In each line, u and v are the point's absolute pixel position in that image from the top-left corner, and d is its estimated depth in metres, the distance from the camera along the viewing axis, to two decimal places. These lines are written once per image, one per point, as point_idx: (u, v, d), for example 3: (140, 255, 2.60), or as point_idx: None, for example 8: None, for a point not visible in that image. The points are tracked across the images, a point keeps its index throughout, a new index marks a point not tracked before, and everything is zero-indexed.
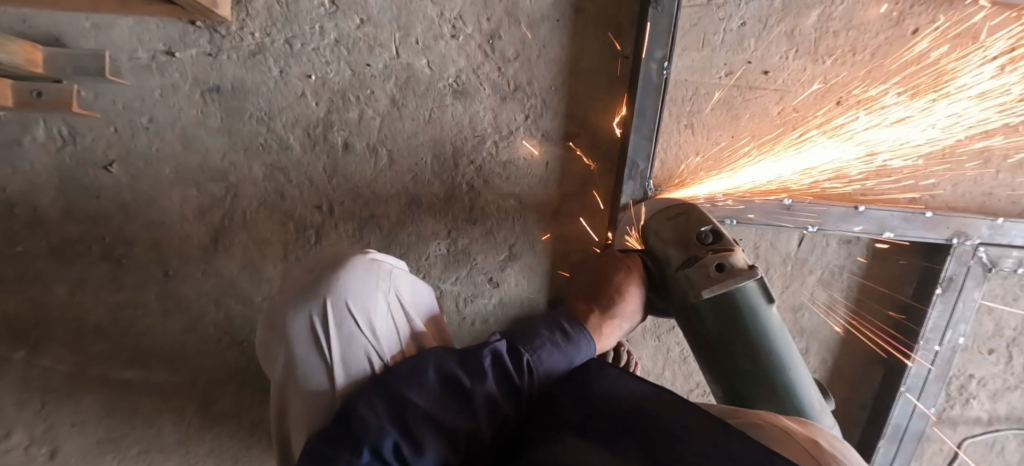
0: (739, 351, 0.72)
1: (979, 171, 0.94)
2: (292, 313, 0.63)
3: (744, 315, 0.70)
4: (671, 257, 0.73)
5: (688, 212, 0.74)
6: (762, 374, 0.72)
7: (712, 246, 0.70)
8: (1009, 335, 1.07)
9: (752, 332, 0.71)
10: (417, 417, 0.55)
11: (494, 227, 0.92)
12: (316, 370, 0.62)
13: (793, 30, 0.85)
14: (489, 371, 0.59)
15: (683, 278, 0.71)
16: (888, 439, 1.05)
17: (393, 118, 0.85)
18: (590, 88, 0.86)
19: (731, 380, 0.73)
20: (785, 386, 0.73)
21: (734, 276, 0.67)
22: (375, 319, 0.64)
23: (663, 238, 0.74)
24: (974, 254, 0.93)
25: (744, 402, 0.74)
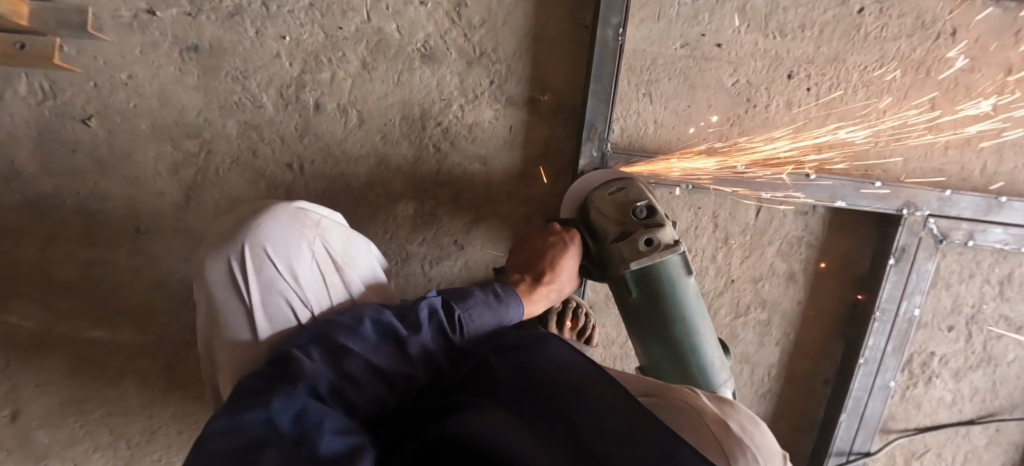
0: (659, 319, 0.77)
1: (930, 146, 0.98)
2: (212, 257, 0.61)
3: (665, 286, 0.75)
4: (609, 230, 0.77)
5: (626, 187, 0.77)
6: (674, 340, 0.78)
7: (644, 220, 0.75)
8: (968, 312, 1.09)
9: (671, 305, 0.76)
10: (356, 364, 0.53)
11: (461, 190, 0.96)
12: (238, 315, 0.61)
13: (744, 5, 0.89)
14: (422, 324, 0.59)
15: (616, 252, 0.74)
16: (849, 413, 1.09)
17: (365, 80, 0.89)
18: (552, 56, 0.90)
19: (646, 340, 0.80)
20: (696, 355, 0.79)
21: (661, 251, 0.72)
22: (297, 264, 0.62)
23: (601, 212, 0.77)
24: (925, 225, 0.97)
25: (656, 360, 0.81)
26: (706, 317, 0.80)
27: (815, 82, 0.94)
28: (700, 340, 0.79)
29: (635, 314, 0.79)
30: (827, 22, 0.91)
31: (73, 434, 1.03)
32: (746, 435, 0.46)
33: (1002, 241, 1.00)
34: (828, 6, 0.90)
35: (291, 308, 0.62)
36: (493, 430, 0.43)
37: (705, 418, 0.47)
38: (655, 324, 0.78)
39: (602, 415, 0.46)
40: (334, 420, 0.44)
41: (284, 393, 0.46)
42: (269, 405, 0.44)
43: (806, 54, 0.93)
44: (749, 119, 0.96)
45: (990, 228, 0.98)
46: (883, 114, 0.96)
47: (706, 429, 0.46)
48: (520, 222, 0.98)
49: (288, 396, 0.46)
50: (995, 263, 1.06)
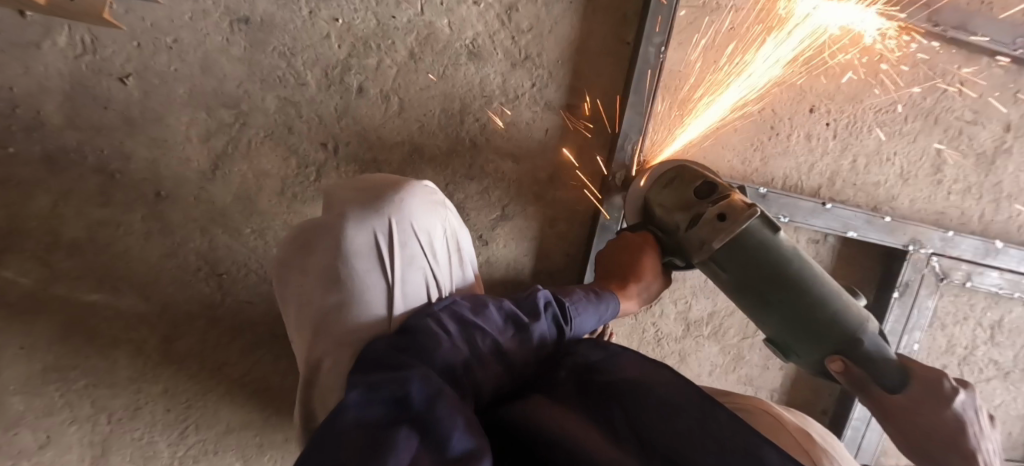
0: (767, 282, 0.74)
1: (932, 190, 1.05)
2: (355, 227, 0.59)
3: (757, 250, 0.73)
4: (680, 222, 0.80)
5: (678, 174, 0.83)
6: (792, 299, 0.73)
7: (709, 197, 0.78)
8: (960, 352, 1.13)
9: (773, 266, 0.73)
10: (488, 343, 0.54)
11: (490, 186, 0.97)
12: (380, 290, 0.59)
13: (774, 40, 0.96)
14: (540, 311, 0.62)
15: (693, 236, 0.76)
16: (848, 443, 1.09)
17: (410, 70, 0.91)
18: (593, 67, 0.94)
19: (765, 311, 0.76)
20: (823, 309, 0.73)
21: (738, 221, 0.71)
22: (433, 244, 0.65)
23: (667, 207, 0.82)
24: (927, 262, 1.02)
25: (788, 330, 0.76)
26: (815, 267, 0.75)
27: (835, 116, 1.00)
28: (820, 292, 0.73)
29: (738, 289, 0.76)
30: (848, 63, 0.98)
31: (51, 405, 0.96)
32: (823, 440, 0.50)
33: (997, 284, 1.05)
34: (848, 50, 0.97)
35: (426, 286, 0.64)
36: (569, 427, 0.45)
37: (787, 427, 0.51)
38: (766, 289, 0.74)
39: (671, 406, 0.45)
40: (463, 414, 0.42)
41: (422, 373, 0.45)
42: (406, 384, 0.43)
43: (828, 89, 0.99)
44: (770, 146, 1.00)
45: (987, 271, 1.04)
46: (893, 156, 1.03)
47: (789, 436, 0.49)
48: (545, 224, 1.00)
49: (425, 377, 0.45)
50: (989, 309, 1.11)
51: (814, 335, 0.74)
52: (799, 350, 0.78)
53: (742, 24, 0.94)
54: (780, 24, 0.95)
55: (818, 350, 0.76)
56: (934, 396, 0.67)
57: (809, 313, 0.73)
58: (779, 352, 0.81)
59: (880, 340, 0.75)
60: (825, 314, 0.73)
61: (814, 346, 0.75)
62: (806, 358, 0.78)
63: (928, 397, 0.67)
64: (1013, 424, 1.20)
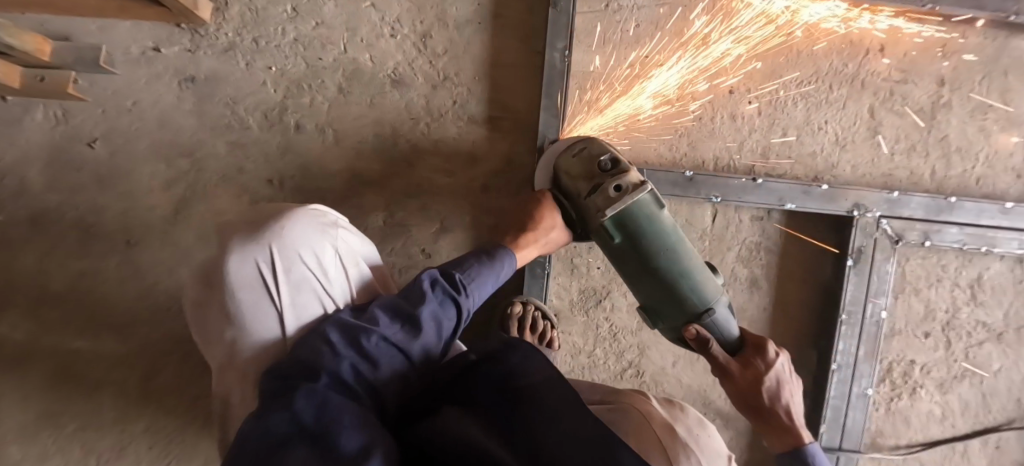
0: (647, 250, 0.75)
1: (875, 153, 1.04)
2: (237, 260, 0.58)
3: (642, 223, 0.74)
4: (582, 190, 0.79)
5: (588, 144, 0.81)
6: (664, 267, 0.76)
7: (612, 170, 0.77)
8: (941, 317, 1.09)
9: (652, 236, 0.75)
10: (374, 341, 0.54)
11: (428, 201, 1.02)
12: (287, 310, 0.59)
13: (681, 30, 1.00)
14: (427, 295, 0.62)
15: (591, 206, 0.76)
16: (830, 424, 1.05)
17: (340, 103, 0.99)
18: (510, 78, 1.00)
19: (638, 278, 0.78)
20: (685, 279, 0.76)
21: (631, 194, 0.73)
22: (329, 250, 0.64)
23: (572, 175, 0.80)
24: (878, 226, 1.00)
25: (653, 298, 0.79)
26: (687, 238, 0.77)
27: (757, 93, 1.02)
28: (687, 261, 0.76)
29: (622, 259, 0.79)
30: (760, 43, 1.01)
31: (45, 451, 1.04)
32: (691, 440, 0.45)
33: (959, 241, 1.02)
34: (758, 30, 1.01)
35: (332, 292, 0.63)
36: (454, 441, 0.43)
37: (652, 424, 0.46)
38: (644, 255, 0.76)
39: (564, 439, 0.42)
40: (347, 418, 0.44)
41: (307, 388, 0.46)
42: (293, 404, 0.44)
43: (744, 70, 1.02)
44: (697, 131, 1.02)
45: (945, 228, 1.01)
46: (825, 124, 1.03)
47: (653, 436, 0.44)
48: (485, 232, 1.03)
49: (309, 391, 0.45)
50: (962, 267, 1.08)
51: (675, 304, 0.78)
52: (664, 318, 0.81)
53: (646, 20, 1.00)
54: (684, 15, 1.00)
55: (678, 320, 0.79)
56: (759, 358, 0.75)
57: (674, 282, 0.76)
58: (646, 318, 0.84)
59: (729, 313, 0.79)
60: (687, 283, 0.76)
61: (674, 315, 0.79)
62: (669, 325, 0.81)
63: (755, 360, 0.75)
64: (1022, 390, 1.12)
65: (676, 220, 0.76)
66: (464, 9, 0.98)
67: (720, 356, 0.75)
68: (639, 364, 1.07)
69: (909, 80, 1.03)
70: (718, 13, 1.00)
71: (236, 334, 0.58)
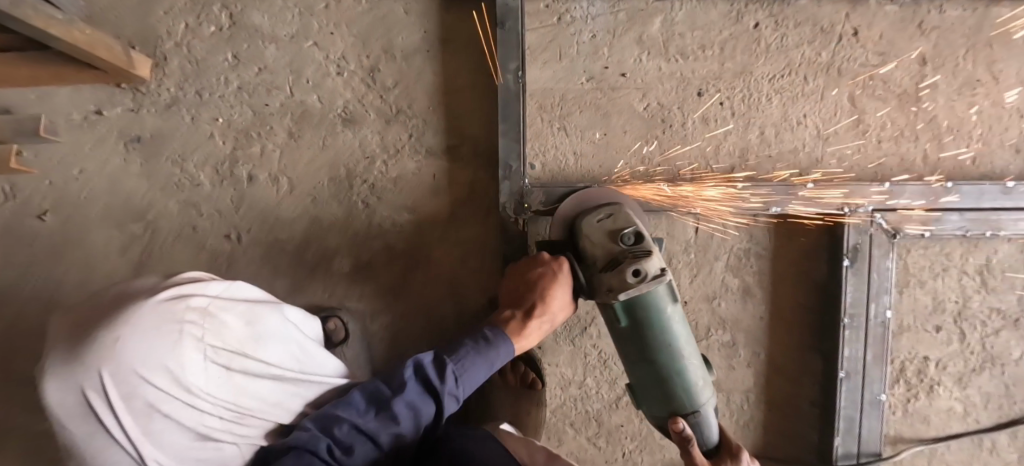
0: (653, 343, 0.72)
1: (860, 143, 0.98)
2: (113, 338, 0.49)
3: (653, 317, 0.71)
4: (596, 258, 0.74)
5: (614, 212, 0.75)
6: (665, 364, 0.73)
7: (633, 248, 0.72)
8: (952, 309, 1.02)
9: (659, 333, 0.71)
10: (345, 429, 0.63)
11: (393, 241, 0.97)
12: (202, 404, 0.57)
13: (640, 36, 0.95)
14: (399, 410, 0.65)
15: (602, 281, 0.72)
16: (845, 434, 0.98)
17: (292, 149, 0.95)
18: (466, 105, 0.95)
19: (636, 364, 0.75)
20: (681, 382, 0.74)
21: (649, 281, 0.69)
22: (263, 321, 0.66)
23: (591, 239, 0.75)
24: (872, 221, 0.94)
25: (646, 387, 0.76)
26: (691, 341, 0.75)
27: (728, 93, 0.97)
28: (687, 365, 0.74)
29: (623, 342, 0.75)
30: (726, 40, 0.96)
31: None
32: None
33: (960, 228, 0.95)
34: (722, 26, 0.95)
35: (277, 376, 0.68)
36: None
37: None
38: (649, 347, 0.72)
39: None
40: None
41: None
42: None
43: (712, 70, 0.96)
44: (668, 139, 0.97)
45: (945, 216, 0.95)
46: (804, 118, 0.97)
47: None
48: (456, 268, 0.97)
49: None
50: (968, 254, 1.01)
51: (665, 401, 0.75)
52: (650, 406, 0.78)
53: (603, 29, 0.95)
54: (642, 20, 0.95)
55: (664, 415, 0.77)
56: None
57: (671, 381, 0.73)
58: (633, 399, 0.81)
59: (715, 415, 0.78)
60: (682, 387, 0.74)
61: (661, 409, 0.76)
62: (653, 414, 0.79)
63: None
64: None
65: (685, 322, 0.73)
66: (410, 38, 0.94)
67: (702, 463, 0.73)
68: None
69: (889, 61, 0.97)
70: (679, 13, 0.95)
71: (110, 442, 0.51)
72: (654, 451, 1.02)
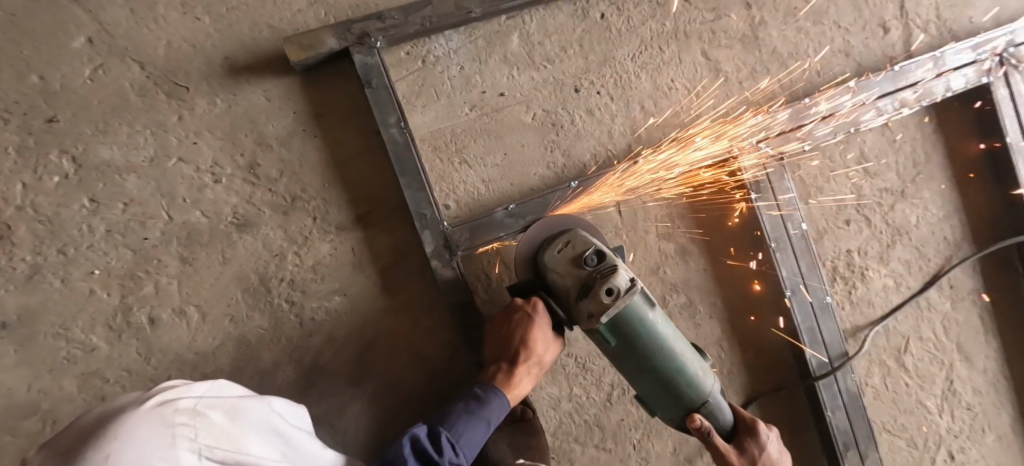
0: (648, 354, 0.71)
1: (726, 88, 1.08)
2: (98, 459, 0.39)
3: (640, 330, 0.70)
4: (569, 289, 0.72)
5: (571, 238, 0.74)
6: (665, 370, 0.72)
7: (598, 267, 0.70)
8: (851, 202, 1.14)
9: (651, 341, 0.71)
10: None
11: (333, 329, 0.91)
12: None
13: (504, 55, 0.98)
14: None
15: (581, 309, 0.70)
16: (812, 345, 1.03)
17: (190, 274, 0.87)
18: (361, 170, 0.92)
19: (639, 377, 0.74)
20: (685, 379, 0.73)
21: (625, 296, 0.67)
22: (250, 420, 0.52)
23: (558, 270, 0.73)
24: (760, 153, 1.02)
25: (653, 393, 0.76)
26: (682, 338, 0.75)
27: (601, 81, 1.02)
28: (686, 363, 0.73)
29: (618, 359, 0.74)
30: (581, 36, 1.01)
31: None
32: None
33: (829, 133, 1.07)
34: (574, 25, 1.01)
35: None
36: None
37: None
38: (645, 359, 0.71)
39: None
40: None
41: None
42: None
43: (579, 66, 1.01)
44: (564, 139, 1.00)
45: (813, 127, 1.06)
46: (673, 83, 1.05)
47: None
48: (407, 331, 0.93)
49: None
50: (845, 152, 1.13)
51: (676, 401, 0.75)
52: (662, 408, 0.78)
53: (468, 59, 0.97)
54: (501, 40, 0.98)
55: (678, 412, 0.77)
56: (752, 434, 0.81)
57: (675, 382, 0.73)
58: (643, 406, 0.80)
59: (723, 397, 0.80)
60: (687, 384, 0.74)
61: (674, 409, 0.76)
62: (666, 414, 0.78)
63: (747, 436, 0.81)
64: (940, 230, 1.20)
65: (671, 323, 0.73)
66: (281, 123, 0.90)
67: (722, 445, 0.78)
68: (620, 381, 1.01)
69: (721, 14, 1.08)
70: (531, 25, 0.99)
71: None
72: (660, 431, 1.03)
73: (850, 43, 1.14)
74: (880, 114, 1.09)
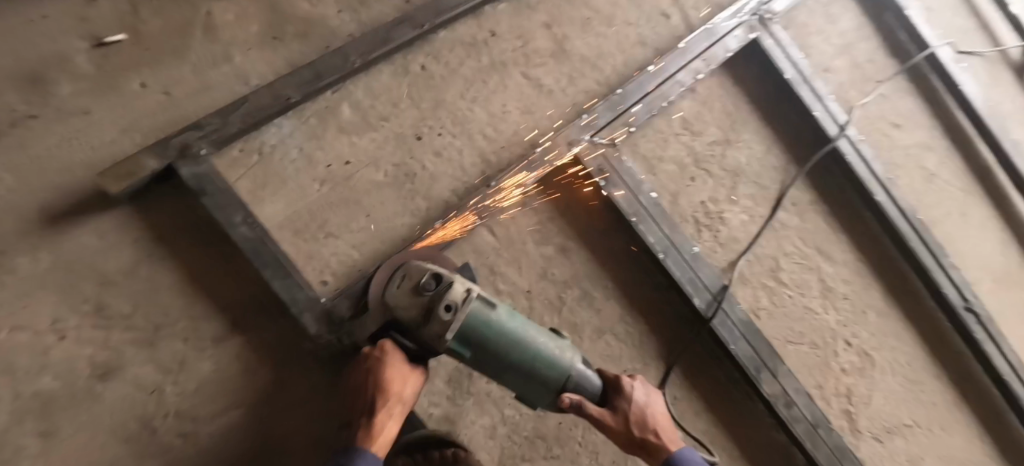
0: (501, 352, 0.75)
1: (551, 99, 1.20)
2: None
3: (485, 333, 0.74)
4: (415, 320, 0.75)
5: (406, 272, 0.77)
6: (524, 362, 0.76)
7: (437, 290, 0.74)
8: (688, 162, 1.29)
9: (499, 339, 0.75)
10: None
11: (239, 446, 0.85)
12: None
13: (340, 126, 1.03)
14: None
15: (429, 335, 0.73)
16: (699, 294, 1.12)
17: (55, 447, 0.78)
18: (224, 277, 0.90)
19: (504, 376, 0.77)
20: (545, 365, 0.77)
21: (462, 309, 0.72)
22: None
23: (399, 305, 0.75)
24: (595, 145, 1.14)
25: (522, 388, 0.79)
26: (534, 327, 0.79)
27: (439, 124, 1.10)
28: (543, 350, 0.77)
29: (478, 365, 0.77)
30: (408, 89, 1.09)
31: None
32: None
33: (647, 112, 1.21)
34: (398, 81, 1.09)
35: None
36: None
37: None
38: (500, 357, 0.75)
39: None
40: None
41: None
42: None
43: (414, 116, 1.08)
44: (421, 185, 1.05)
45: (632, 110, 1.20)
46: (503, 108, 1.16)
47: None
48: (320, 418, 0.90)
49: None
50: (668, 122, 1.29)
51: (545, 389, 0.79)
52: (538, 400, 0.81)
53: (304, 139, 1.00)
54: (332, 113, 1.03)
55: (552, 400, 0.80)
56: (626, 396, 0.86)
57: (538, 372, 0.77)
58: (524, 403, 0.83)
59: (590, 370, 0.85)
60: (549, 370, 0.77)
61: (546, 397, 0.79)
62: (544, 404, 0.81)
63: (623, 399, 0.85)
64: (766, 162, 1.39)
65: (517, 316, 0.78)
66: (123, 256, 0.86)
67: (596, 411, 0.81)
68: None
69: (526, 39, 1.21)
70: (357, 92, 1.05)
71: None
72: None
73: (639, 34, 1.32)
74: (681, 84, 1.26)
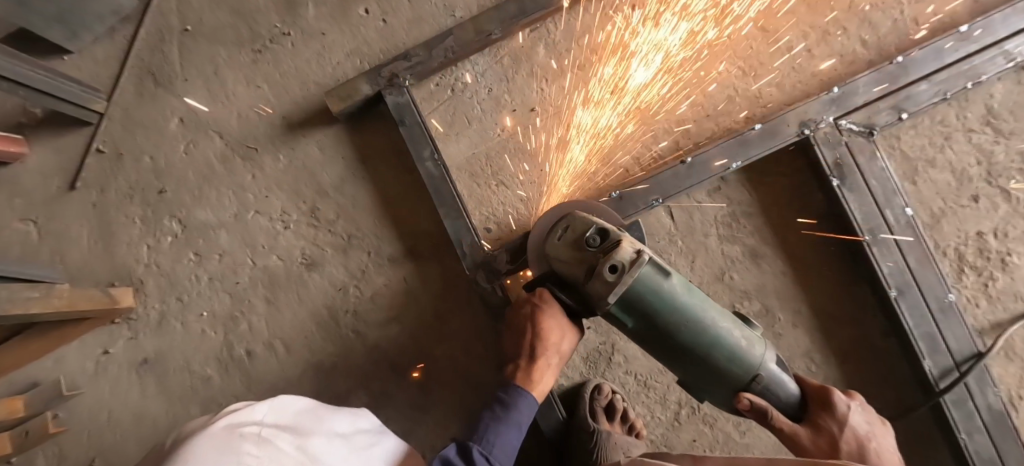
0: (671, 330, 0.63)
1: (791, 61, 0.94)
2: None
3: (656, 304, 0.62)
4: (576, 276, 0.65)
5: (570, 223, 0.67)
6: (697, 347, 0.64)
7: (603, 248, 0.63)
8: (978, 172, 0.92)
9: (672, 315, 0.63)
10: None
11: (395, 355, 0.97)
12: None
13: (532, 69, 0.96)
14: None
15: (591, 294, 0.63)
16: (933, 355, 0.85)
17: (274, 312, 0.99)
18: (405, 205, 0.98)
19: (671, 356, 0.66)
20: (723, 353, 0.64)
21: (630, 271, 0.59)
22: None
23: (559, 259, 0.66)
24: (840, 130, 0.87)
25: (693, 374, 0.67)
26: (713, 306, 0.66)
27: (639, 78, 0.95)
28: (722, 337, 0.64)
29: (643, 340, 0.67)
30: (611, 35, 0.96)
31: None
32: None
33: (937, 94, 0.87)
34: (602, 24, 0.96)
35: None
36: None
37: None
38: (670, 336, 0.64)
39: None
40: None
41: None
42: None
43: (612, 67, 0.96)
44: (602, 146, 0.95)
45: (914, 89, 0.87)
46: (724, 66, 0.94)
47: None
48: (463, 354, 0.96)
49: None
50: (962, 113, 0.92)
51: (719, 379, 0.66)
52: (707, 390, 0.69)
53: (495, 80, 0.97)
54: (527, 55, 0.97)
55: (726, 392, 0.68)
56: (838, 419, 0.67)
57: (712, 359, 0.64)
58: (688, 390, 0.71)
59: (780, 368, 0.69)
60: (727, 358, 0.64)
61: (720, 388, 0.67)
62: (714, 396, 0.69)
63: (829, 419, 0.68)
64: None
65: (695, 291, 0.64)
66: (333, 169, 0.99)
67: (786, 425, 0.66)
68: (688, 398, 0.93)
69: None
70: (556, 34, 0.96)
71: None
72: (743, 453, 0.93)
73: None
74: (1011, 59, 0.86)
